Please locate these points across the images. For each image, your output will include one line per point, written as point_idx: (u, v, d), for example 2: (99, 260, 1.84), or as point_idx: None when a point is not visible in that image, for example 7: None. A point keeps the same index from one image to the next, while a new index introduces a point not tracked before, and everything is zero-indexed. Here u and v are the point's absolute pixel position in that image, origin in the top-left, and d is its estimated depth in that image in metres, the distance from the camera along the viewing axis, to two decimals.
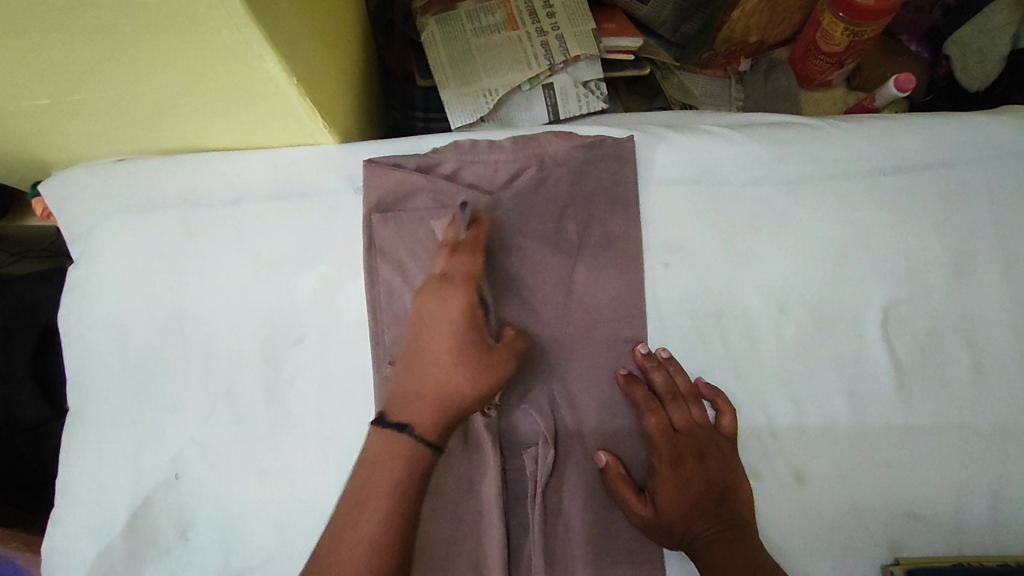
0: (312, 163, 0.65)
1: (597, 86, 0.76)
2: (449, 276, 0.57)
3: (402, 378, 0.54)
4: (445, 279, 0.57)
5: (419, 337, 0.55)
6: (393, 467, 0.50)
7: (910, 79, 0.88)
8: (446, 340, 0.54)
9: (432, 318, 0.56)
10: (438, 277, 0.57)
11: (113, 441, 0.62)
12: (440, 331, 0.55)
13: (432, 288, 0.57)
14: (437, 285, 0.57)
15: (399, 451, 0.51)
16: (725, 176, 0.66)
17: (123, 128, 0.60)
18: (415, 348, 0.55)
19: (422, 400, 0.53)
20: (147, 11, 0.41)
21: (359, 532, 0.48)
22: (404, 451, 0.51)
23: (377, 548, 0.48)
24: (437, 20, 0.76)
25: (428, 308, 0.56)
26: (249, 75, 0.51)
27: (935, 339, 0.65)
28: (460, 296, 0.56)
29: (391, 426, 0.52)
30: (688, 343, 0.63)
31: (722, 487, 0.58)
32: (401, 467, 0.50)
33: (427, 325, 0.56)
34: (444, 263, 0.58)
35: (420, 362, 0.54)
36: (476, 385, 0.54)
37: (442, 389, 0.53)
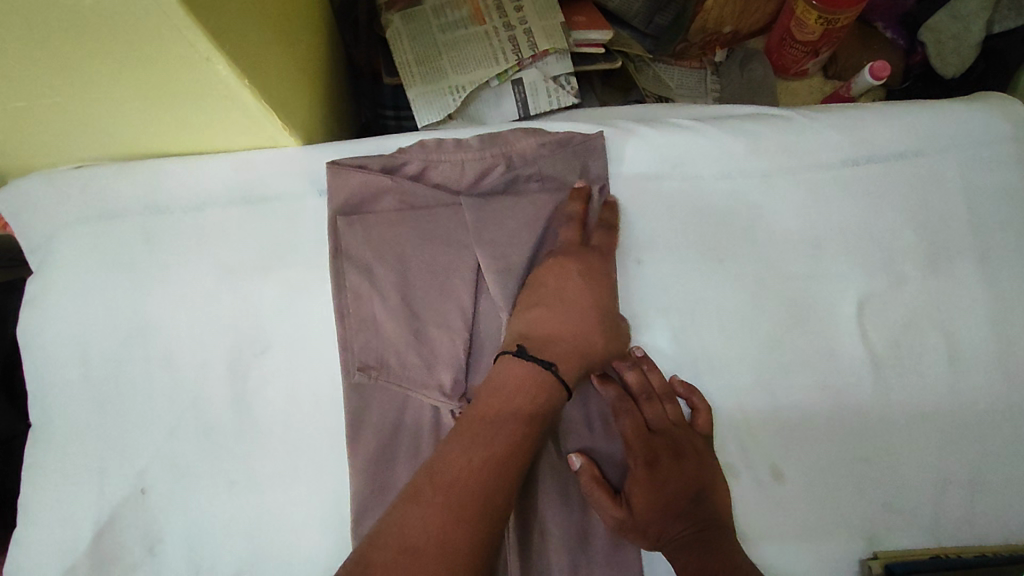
0: (275, 167, 0.63)
1: (567, 81, 0.75)
2: (597, 244, 0.61)
3: (542, 324, 0.57)
4: (591, 248, 0.61)
5: (555, 291, 0.59)
6: (508, 398, 0.53)
7: (884, 67, 0.87)
8: (588, 298, 0.59)
9: (592, 277, 0.59)
10: (572, 243, 0.61)
11: (76, 457, 0.60)
12: (573, 288, 0.59)
13: (590, 255, 0.60)
14: (564, 249, 0.60)
15: (533, 386, 0.54)
16: (697, 170, 0.65)
17: (75, 134, 0.58)
18: (545, 300, 0.58)
19: (557, 347, 0.56)
20: (83, 14, 0.40)
21: (460, 453, 0.50)
22: (526, 385, 0.54)
23: (481, 468, 0.49)
24: (403, 16, 0.74)
25: (558, 270, 0.59)
26: (199, 78, 0.49)
27: (910, 330, 0.64)
28: (606, 264, 0.61)
29: (532, 360, 0.55)
30: (662, 341, 0.63)
31: (699, 487, 0.58)
32: (528, 401, 0.53)
33: (548, 283, 0.59)
34: (567, 230, 0.61)
35: (563, 313, 0.58)
36: (586, 338, 0.58)
37: (581, 341, 0.58)
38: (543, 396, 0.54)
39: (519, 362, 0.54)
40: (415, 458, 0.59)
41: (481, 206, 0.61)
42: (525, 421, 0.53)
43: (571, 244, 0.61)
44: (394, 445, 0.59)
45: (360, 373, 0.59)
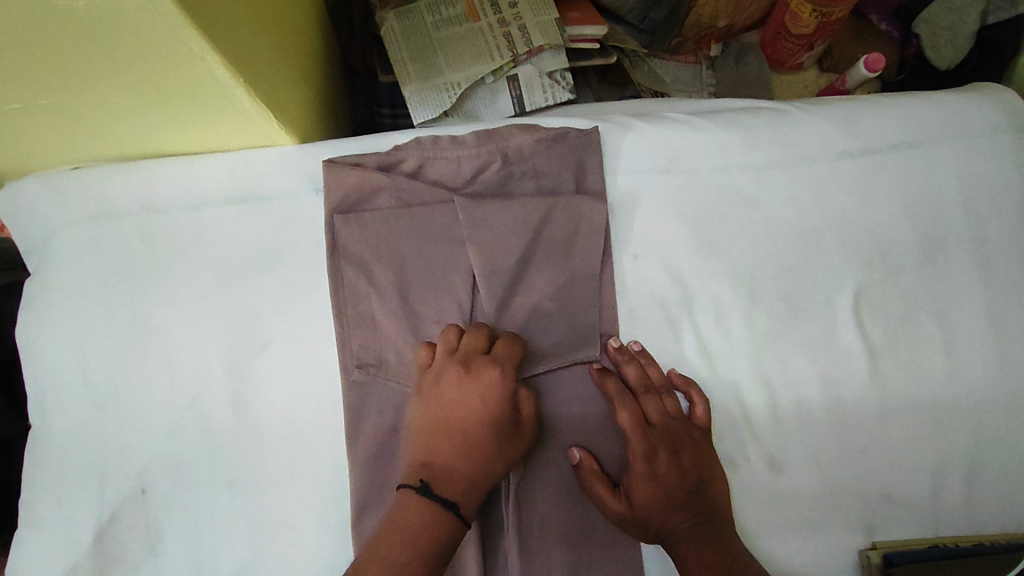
0: (271, 165, 0.64)
1: (562, 77, 0.75)
2: (499, 354, 0.56)
3: (441, 455, 0.54)
4: (491, 356, 0.56)
5: (450, 414, 0.55)
6: (403, 537, 0.50)
7: (880, 59, 0.87)
8: (485, 418, 0.54)
9: (490, 395, 0.55)
10: (470, 353, 0.56)
11: (76, 458, 0.60)
12: (471, 406, 0.55)
13: (490, 369, 0.55)
14: (461, 361, 0.56)
15: (422, 523, 0.50)
16: (693, 164, 0.65)
17: (71, 135, 0.58)
18: (442, 425, 0.55)
19: (450, 472, 0.53)
20: (79, 17, 0.40)
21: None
22: (422, 522, 0.50)
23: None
24: (397, 14, 0.74)
25: (454, 385, 0.55)
26: (195, 79, 0.49)
27: (907, 321, 0.64)
28: (510, 373, 0.56)
29: (434, 499, 0.51)
30: (660, 335, 0.63)
31: (698, 479, 0.58)
32: (425, 537, 0.50)
33: (443, 403, 0.55)
34: (468, 337, 0.57)
35: (460, 442, 0.54)
36: (478, 462, 0.54)
37: (476, 469, 0.54)
38: (438, 533, 0.50)
39: (415, 499, 0.51)
40: None
41: (476, 204, 0.61)
42: (422, 559, 0.49)
43: (449, 350, 0.57)
44: (394, 441, 0.60)
45: (359, 370, 0.60)
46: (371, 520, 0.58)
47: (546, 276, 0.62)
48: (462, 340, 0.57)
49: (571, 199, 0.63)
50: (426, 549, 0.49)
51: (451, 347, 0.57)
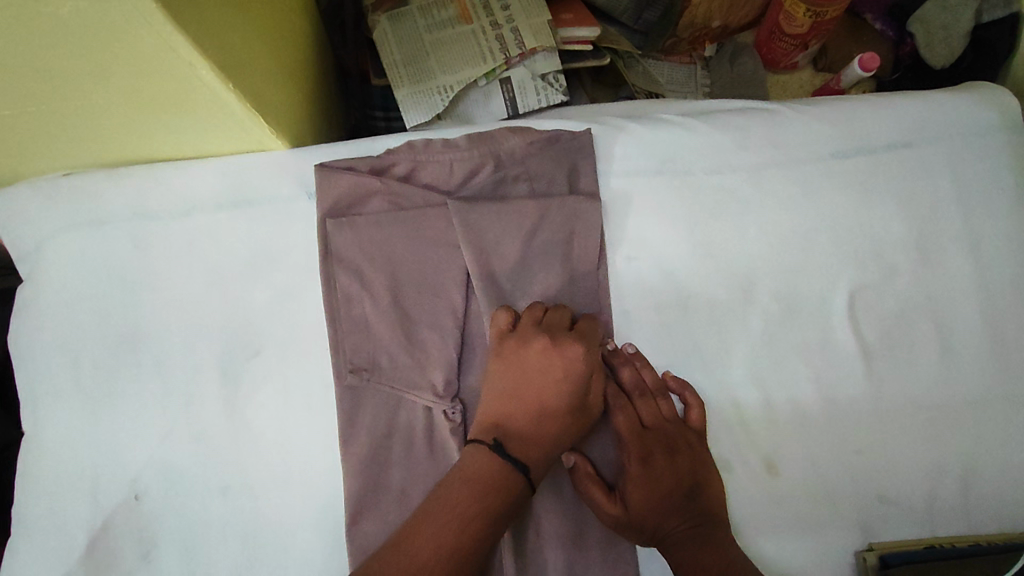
0: (263, 170, 0.63)
1: (556, 79, 0.75)
2: (584, 331, 0.59)
3: (518, 419, 0.55)
4: (577, 333, 0.59)
5: (534, 383, 0.56)
6: (478, 489, 0.51)
7: (873, 58, 0.87)
8: (567, 391, 0.57)
9: (574, 370, 0.57)
10: (556, 326, 0.58)
11: (70, 465, 0.60)
12: (554, 376, 0.57)
13: (573, 344, 0.58)
14: (549, 332, 0.58)
15: (496, 478, 0.52)
16: (686, 165, 0.65)
17: (61, 141, 0.58)
18: (521, 391, 0.56)
19: (529, 435, 0.55)
20: (64, 23, 0.40)
21: (432, 538, 0.49)
22: (495, 479, 0.52)
23: (447, 555, 0.48)
24: (389, 17, 0.74)
25: (539, 352, 0.57)
26: (184, 84, 0.49)
27: (902, 322, 0.64)
28: (591, 352, 0.58)
29: (507, 458, 0.53)
30: (655, 337, 0.62)
31: (693, 482, 0.58)
32: (493, 492, 0.51)
33: (525, 371, 0.57)
34: (553, 311, 0.59)
35: (537, 411, 0.56)
36: (553, 432, 0.55)
37: (552, 438, 0.55)
38: (509, 491, 0.52)
39: (491, 458, 0.53)
40: (409, 458, 0.59)
41: (470, 206, 0.61)
42: (489, 515, 0.51)
43: (534, 319, 0.59)
44: (388, 447, 0.59)
45: (352, 375, 0.59)
46: (366, 525, 0.58)
47: (541, 279, 0.62)
48: (549, 313, 0.59)
49: (566, 201, 0.62)
50: (495, 505, 0.51)
51: (537, 318, 0.59)
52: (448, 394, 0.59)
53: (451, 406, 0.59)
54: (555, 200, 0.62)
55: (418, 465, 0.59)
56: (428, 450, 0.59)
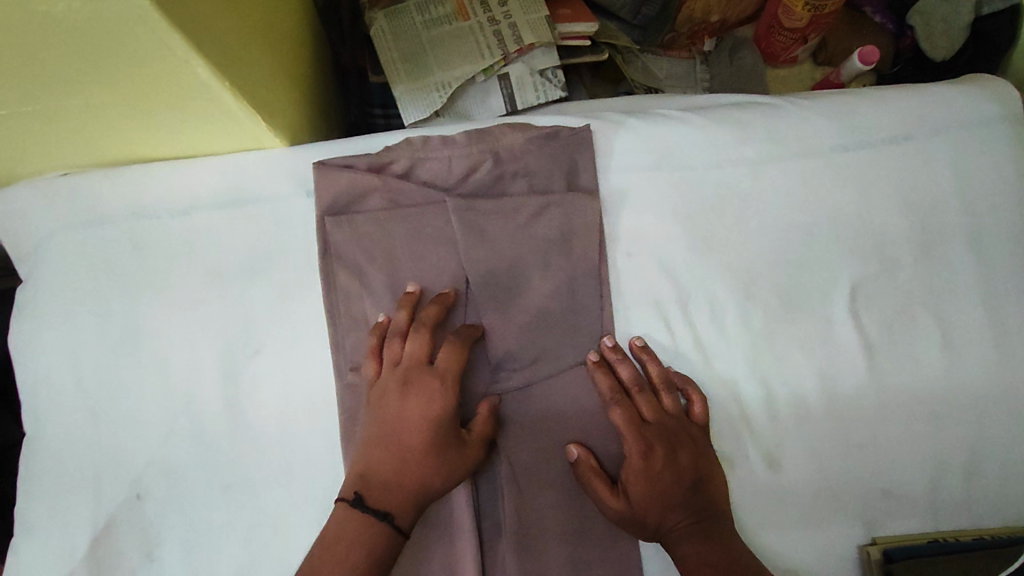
0: (262, 169, 0.63)
1: (554, 74, 0.75)
2: (440, 366, 0.56)
3: (380, 468, 0.54)
4: (433, 367, 0.57)
5: (393, 427, 0.55)
6: (340, 548, 0.50)
7: (875, 51, 0.87)
8: (424, 431, 0.54)
9: (433, 405, 0.55)
10: (414, 364, 0.57)
11: (71, 466, 0.60)
12: (410, 417, 0.55)
13: (431, 380, 0.56)
14: (405, 373, 0.56)
15: (355, 536, 0.51)
16: (685, 160, 0.65)
17: (57, 140, 0.58)
18: (381, 443, 0.55)
19: (391, 487, 0.53)
20: (61, 22, 0.40)
21: None
22: (356, 533, 0.51)
23: None
24: (386, 14, 0.74)
25: (395, 397, 0.55)
26: (182, 84, 0.49)
27: (903, 315, 0.64)
28: (449, 383, 0.56)
29: (367, 511, 0.52)
30: (655, 333, 0.62)
31: (696, 476, 0.57)
32: (361, 552, 0.50)
33: (385, 420, 0.55)
34: (410, 344, 0.57)
35: (396, 455, 0.54)
36: (417, 472, 0.54)
37: (418, 480, 0.54)
38: (373, 546, 0.51)
39: (352, 513, 0.52)
40: None
41: (470, 206, 0.61)
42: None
43: (389, 365, 0.57)
44: None
45: (353, 373, 0.60)
46: None
47: (542, 276, 0.62)
48: (405, 346, 0.57)
49: (565, 198, 0.62)
50: (360, 560, 0.50)
51: (397, 358, 0.57)
52: None
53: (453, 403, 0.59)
54: (554, 198, 0.62)
55: None
56: None
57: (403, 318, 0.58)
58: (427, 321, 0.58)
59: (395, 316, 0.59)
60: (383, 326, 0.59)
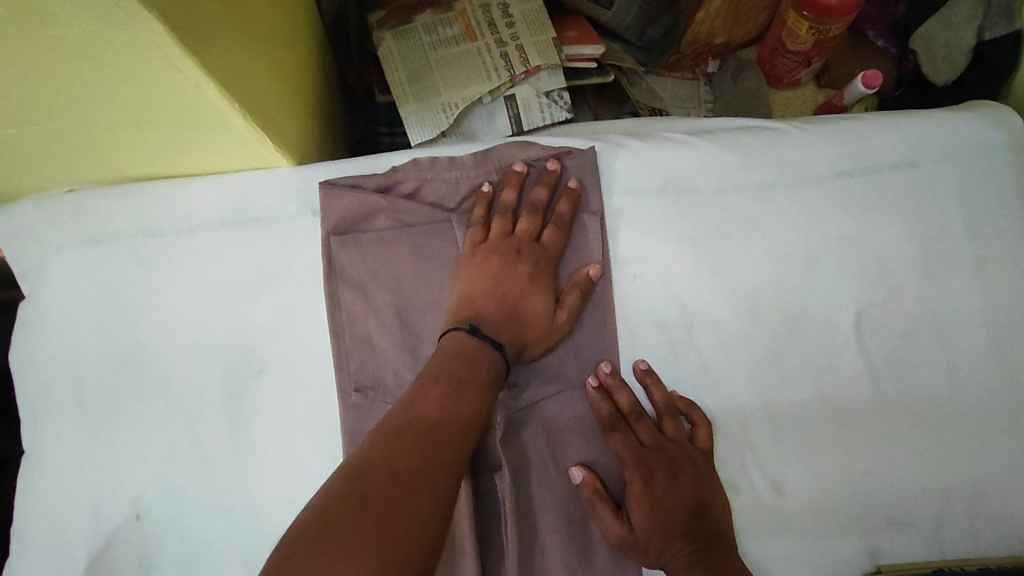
0: (268, 188, 0.63)
1: (560, 96, 0.75)
2: (547, 242, 0.62)
3: (488, 312, 0.58)
4: (539, 243, 0.62)
5: (502, 281, 0.59)
6: (456, 362, 0.54)
7: (876, 76, 0.87)
8: (529, 286, 0.60)
9: (539, 276, 0.61)
10: (524, 238, 0.61)
11: (71, 486, 0.59)
12: (519, 276, 0.60)
13: (536, 253, 0.61)
14: (516, 244, 0.61)
15: (471, 353, 0.55)
16: (691, 184, 0.65)
17: (63, 158, 0.58)
18: (485, 289, 0.59)
19: (497, 324, 0.58)
20: (72, 47, 0.40)
21: (430, 401, 0.50)
22: (470, 353, 0.55)
23: (448, 414, 0.50)
24: (394, 34, 0.74)
25: (502, 258, 0.60)
26: (190, 105, 0.49)
27: (909, 341, 0.64)
28: (548, 263, 0.61)
29: (481, 338, 0.56)
30: (660, 356, 0.62)
31: (700, 502, 0.57)
32: (475, 365, 0.54)
33: (491, 274, 0.60)
34: (523, 221, 0.62)
35: (502, 305, 0.59)
36: (519, 329, 0.59)
37: (518, 333, 0.58)
38: (487, 365, 0.55)
39: (466, 338, 0.56)
40: None
41: (479, 202, 0.62)
42: (478, 386, 0.53)
43: (498, 234, 0.62)
44: None
45: (357, 394, 0.59)
46: None
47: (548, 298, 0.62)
48: (517, 223, 0.62)
49: (570, 218, 0.62)
50: (478, 371, 0.54)
51: (508, 230, 0.62)
52: None
53: None
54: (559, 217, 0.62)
55: None
56: None
57: (510, 196, 0.62)
58: (537, 202, 0.62)
59: (503, 194, 0.62)
60: (490, 196, 0.62)
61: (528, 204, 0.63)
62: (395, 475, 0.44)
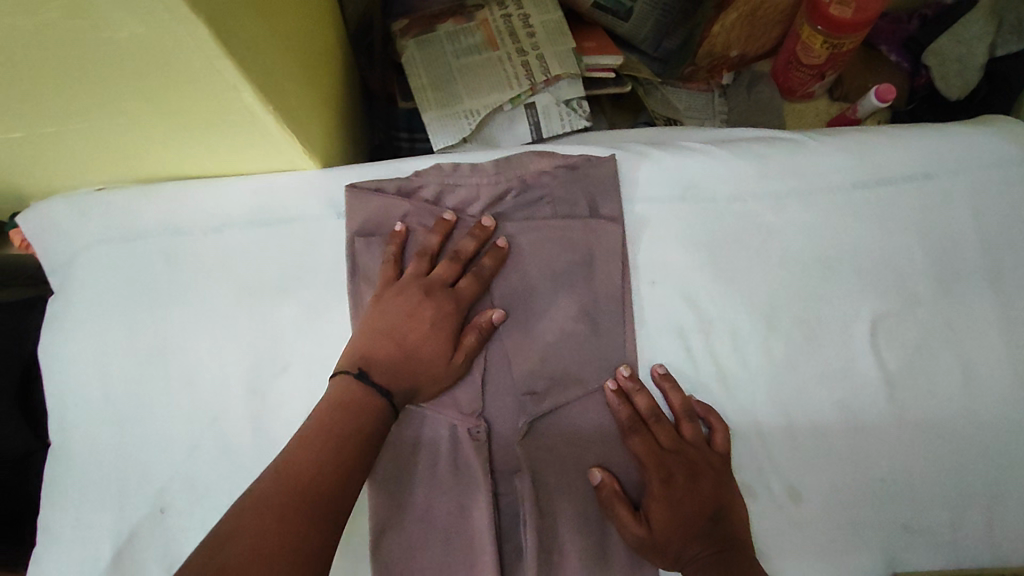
0: (295, 191, 0.65)
1: (579, 105, 0.76)
2: (461, 291, 0.61)
3: (383, 356, 0.56)
4: (453, 290, 0.61)
5: (399, 326, 0.58)
6: (358, 411, 0.52)
7: (891, 90, 0.88)
8: (430, 331, 0.58)
9: (442, 324, 0.59)
10: (437, 282, 0.60)
11: (96, 478, 0.60)
12: (424, 323, 0.58)
13: (447, 300, 0.60)
14: (425, 287, 0.60)
15: (359, 398, 0.53)
16: (709, 193, 0.66)
17: (98, 157, 0.59)
18: (388, 333, 0.58)
19: (394, 367, 0.56)
20: (120, 49, 0.41)
21: (308, 449, 0.49)
22: (359, 401, 0.53)
23: (332, 465, 0.48)
24: (417, 42, 0.76)
25: (408, 302, 0.59)
26: (226, 107, 0.51)
27: (924, 350, 0.64)
28: (456, 312, 0.60)
29: (370, 383, 0.54)
30: (677, 361, 0.63)
31: (717, 506, 0.57)
32: (370, 416, 0.53)
33: (391, 318, 0.58)
34: (441, 266, 0.61)
35: (400, 349, 0.57)
36: (413, 373, 0.57)
37: (417, 374, 0.57)
38: (370, 411, 0.53)
39: (358, 381, 0.54)
40: (432, 477, 0.60)
41: (438, 228, 0.63)
42: (364, 435, 0.51)
43: (415, 276, 0.61)
44: (410, 465, 0.60)
45: None
46: (390, 541, 0.58)
47: (565, 302, 0.63)
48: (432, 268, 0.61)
49: (490, 267, 0.62)
50: (366, 423, 0.52)
51: (422, 273, 0.61)
52: (468, 411, 0.60)
53: (474, 426, 0.60)
54: (477, 263, 0.62)
55: (441, 483, 0.60)
56: (453, 468, 0.60)
57: (469, 246, 0.62)
58: (461, 253, 0.62)
59: (429, 237, 0.63)
60: (450, 225, 0.63)
61: (451, 252, 0.62)
62: (283, 510, 0.44)
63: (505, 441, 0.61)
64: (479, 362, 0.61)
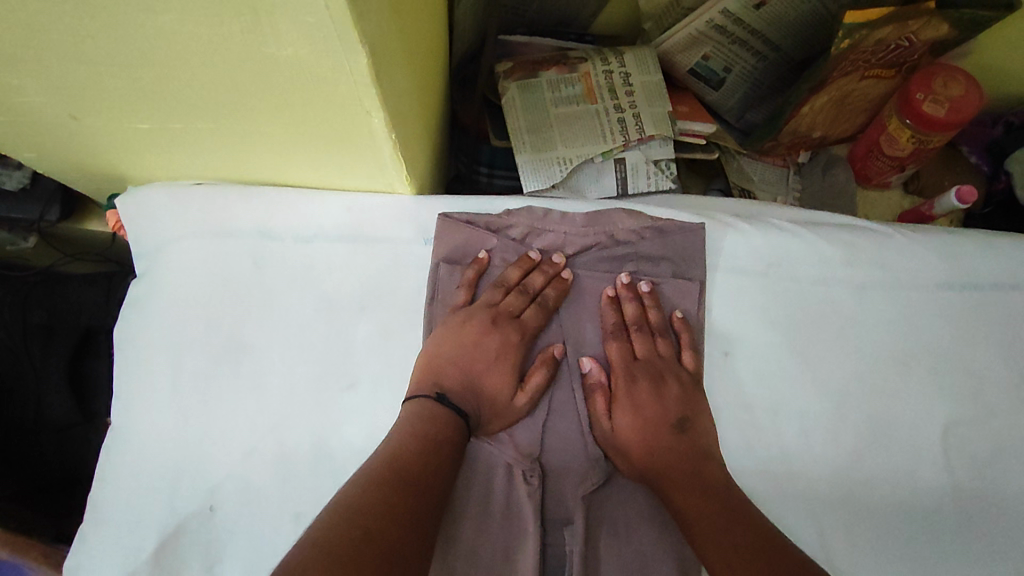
0: (386, 212, 0.66)
1: (667, 166, 0.78)
2: (525, 323, 0.63)
3: (452, 385, 0.59)
4: (519, 321, 0.62)
5: (466, 354, 0.60)
6: (438, 423, 0.55)
7: (972, 193, 0.82)
8: (495, 361, 0.61)
9: (507, 354, 0.61)
10: (504, 312, 0.62)
11: (152, 465, 0.61)
12: (489, 352, 0.61)
13: (514, 331, 0.62)
14: (494, 317, 0.62)
15: (434, 416, 0.55)
16: (793, 273, 0.67)
17: (210, 154, 0.61)
18: (455, 358, 0.60)
19: (464, 393, 0.59)
20: (277, 62, 0.43)
21: (400, 448, 0.52)
22: (434, 418, 0.55)
23: (420, 455, 0.52)
24: (518, 85, 0.79)
25: (477, 329, 0.61)
26: (352, 128, 0.53)
27: (996, 464, 0.63)
28: (524, 343, 0.62)
29: (450, 407, 0.57)
30: (739, 441, 0.62)
31: (682, 416, 0.60)
32: (453, 428, 0.56)
33: (461, 344, 0.61)
34: (510, 298, 0.63)
35: (466, 375, 0.60)
36: (476, 402, 0.60)
37: (479, 403, 0.60)
38: (444, 426, 0.55)
39: (434, 405, 0.56)
40: (482, 518, 0.58)
41: (520, 263, 0.64)
42: (439, 452, 0.53)
43: (483, 304, 0.63)
44: (458, 501, 0.58)
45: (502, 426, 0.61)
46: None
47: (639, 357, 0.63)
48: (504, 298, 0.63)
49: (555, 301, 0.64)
50: (439, 437, 0.54)
51: (492, 301, 0.63)
52: (528, 454, 0.60)
53: (529, 469, 0.59)
54: (544, 295, 0.63)
55: (489, 524, 0.58)
56: (504, 510, 0.58)
57: (537, 281, 0.63)
58: (531, 287, 0.63)
59: (508, 270, 0.64)
60: (530, 265, 0.64)
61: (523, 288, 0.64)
62: (388, 511, 0.46)
63: (560, 491, 0.60)
64: (545, 402, 0.62)
